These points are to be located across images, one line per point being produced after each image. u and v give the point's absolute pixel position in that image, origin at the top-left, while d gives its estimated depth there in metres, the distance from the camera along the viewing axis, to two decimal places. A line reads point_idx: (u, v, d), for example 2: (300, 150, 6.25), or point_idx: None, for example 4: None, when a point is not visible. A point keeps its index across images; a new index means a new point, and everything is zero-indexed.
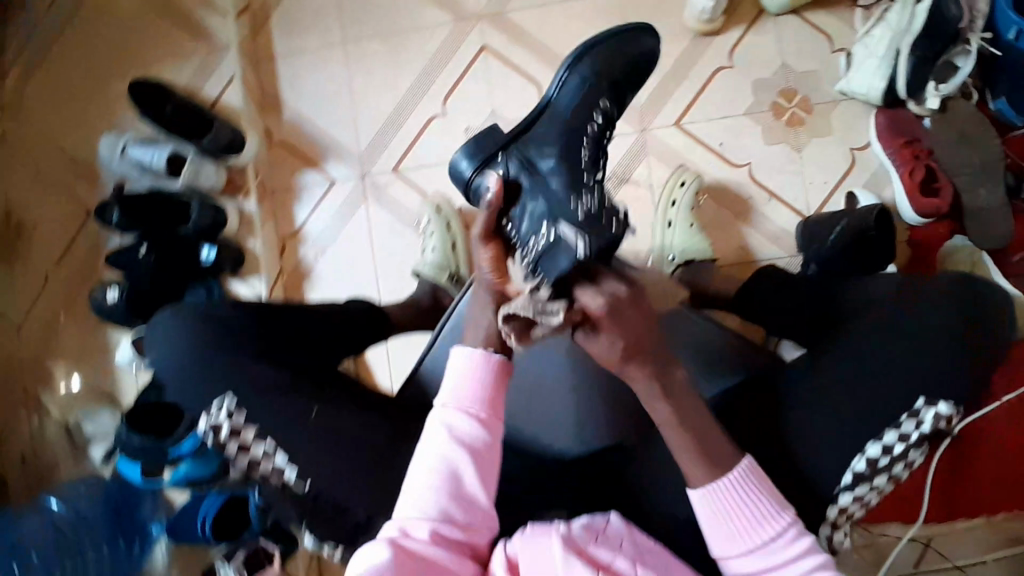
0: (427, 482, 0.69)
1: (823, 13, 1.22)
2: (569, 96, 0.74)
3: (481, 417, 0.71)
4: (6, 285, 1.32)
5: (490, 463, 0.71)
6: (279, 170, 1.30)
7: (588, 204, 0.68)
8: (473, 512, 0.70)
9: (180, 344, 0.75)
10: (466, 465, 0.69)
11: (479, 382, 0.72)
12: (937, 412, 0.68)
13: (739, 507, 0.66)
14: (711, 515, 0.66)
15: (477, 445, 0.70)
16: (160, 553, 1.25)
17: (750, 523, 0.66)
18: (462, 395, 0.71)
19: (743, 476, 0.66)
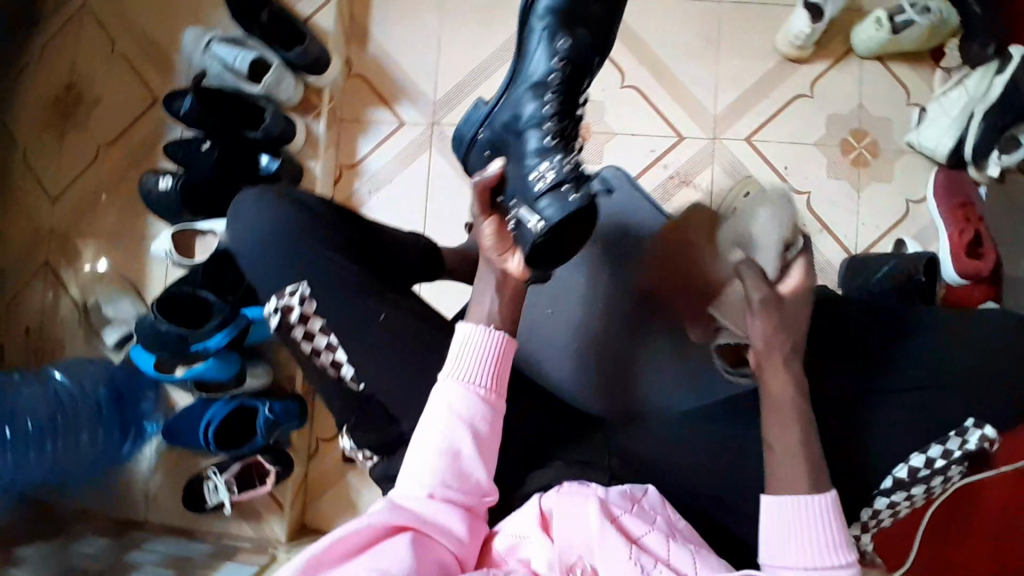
0: (426, 453, 0.67)
1: (908, 66, 1.25)
2: (536, 55, 0.76)
3: (489, 393, 0.69)
4: (54, 153, 1.30)
5: (491, 439, 0.69)
6: (352, 100, 1.32)
7: (546, 176, 0.71)
8: (474, 484, 0.67)
9: (265, 223, 0.76)
10: (465, 442, 0.67)
11: (485, 358, 0.70)
12: (983, 434, 0.73)
13: (813, 532, 0.64)
14: (782, 528, 0.65)
15: (479, 420, 0.68)
16: (148, 454, 1.23)
17: (819, 550, 0.63)
18: (467, 368, 0.69)
19: (825, 505, 0.64)
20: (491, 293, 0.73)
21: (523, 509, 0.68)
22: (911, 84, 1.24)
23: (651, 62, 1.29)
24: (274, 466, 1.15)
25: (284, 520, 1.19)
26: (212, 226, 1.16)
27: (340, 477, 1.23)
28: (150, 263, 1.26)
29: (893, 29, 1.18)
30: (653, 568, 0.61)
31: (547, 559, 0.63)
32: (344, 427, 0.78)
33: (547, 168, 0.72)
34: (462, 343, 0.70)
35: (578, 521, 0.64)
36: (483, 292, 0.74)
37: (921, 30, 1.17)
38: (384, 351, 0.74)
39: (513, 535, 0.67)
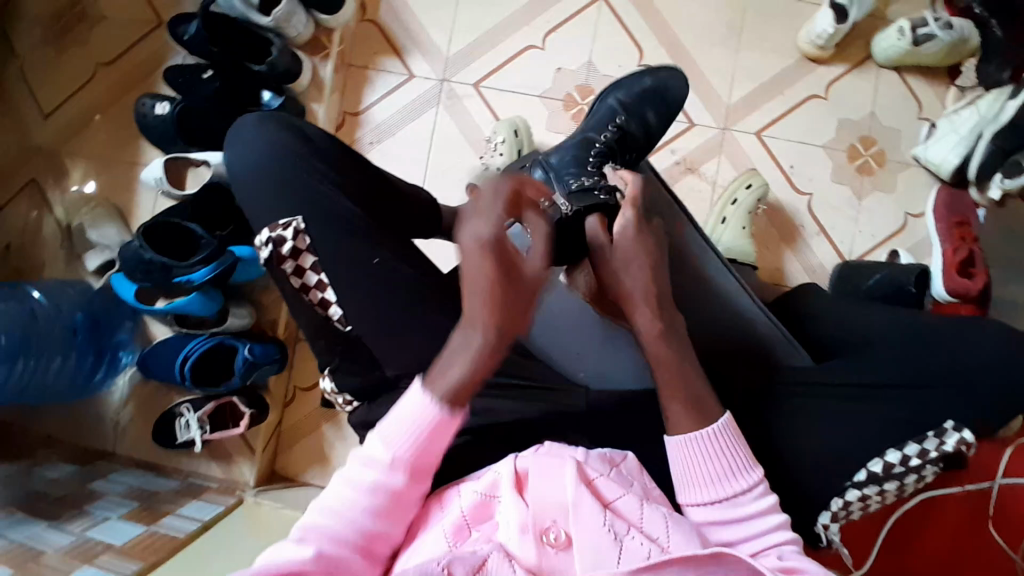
0: (337, 508, 0.62)
1: (924, 81, 1.24)
2: (594, 127, 0.96)
3: (415, 466, 0.64)
4: (49, 67, 1.26)
5: (406, 514, 0.65)
6: (363, 47, 1.31)
7: (583, 182, 0.85)
8: (379, 550, 0.63)
9: (266, 152, 0.78)
10: (383, 509, 0.63)
11: (421, 431, 0.63)
12: (961, 437, 0.74)
13: (713, 459, 0.66)
14: (685, 460, 0.67)
15: (401, 494, 0.64)
16: (121, 383, 1.22)
17: (723, 476, 0.66)
18: (400, 442, 0.63)
19: (720, 434, 0.67)
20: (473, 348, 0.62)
21: (498, 468, 0.67)
22: (924, 98, 1.24)
23: (671, 44, 1.28)
24: (250, 408, 1.14)
25: (254, 464, 1.18)
26: (206, 157, 1.12)
27: (315, 427, 1.22)
28: (140, 191, 1.23)
29: (914, 40, 1.17)
30: (626, 535, 0.62)
31: (519, 522, 0.62)
32: (326, 369, 0.78)
33: (584, 177, 0.86)
34: (407, 406, 0.63)
35: (554, 483, 0.64)
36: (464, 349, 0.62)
37: (941, 44, 1.16)
38: (377, 293, 0.75)
39: (484, 492, 0.66)
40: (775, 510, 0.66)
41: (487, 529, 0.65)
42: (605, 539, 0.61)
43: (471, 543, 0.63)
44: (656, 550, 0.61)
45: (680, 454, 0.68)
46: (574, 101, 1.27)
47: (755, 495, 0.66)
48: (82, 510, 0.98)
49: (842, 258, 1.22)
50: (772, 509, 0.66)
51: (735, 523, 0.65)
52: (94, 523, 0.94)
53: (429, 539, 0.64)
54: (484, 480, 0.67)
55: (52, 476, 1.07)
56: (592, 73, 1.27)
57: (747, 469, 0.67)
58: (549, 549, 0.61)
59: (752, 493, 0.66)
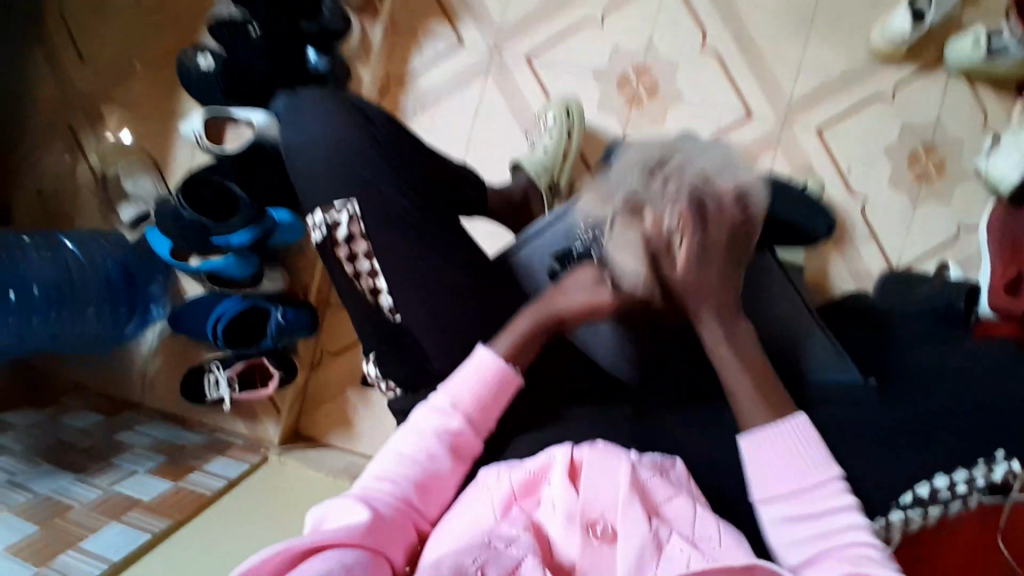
0: (395, 460, 0.65)
1: (995, 93, 1.17)
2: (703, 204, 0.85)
3: (475, 419, 0.69)
4: (92, 6, 1.22)
5: (459, 466, 0.67)
6: (414, 8, 1.27)
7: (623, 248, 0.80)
8: (428, 508, 0.64)
9: (323, 128, 0.76)
10: (442, 455, 0.66)
11: (481, 383, 0.69)
12: (1010, 467, 0.68)
13: (790, 452, 0.63)
14: (760, 462, 0.63)
15: (458, 443, 0.68)
16: (150, 335, 1.22)
17: (799, 471, 0.62)
18: (461, 389, 0.69)
19: (796, 426, 0.63)
20: (479, 381, 0.69)
21: (554, 452, 0.67)
22: (991, 108, 1.17)
23: (735, 30, 1.22)
24: (278, 371, 1.13)
25: (280, 423, 1.19)
26: (247, 116, 1.06)
27: (338, 391, 1.22)
28: (178, 142, 1.19)
29: (988, 51, 1.10)
30: (667, 541, 0.60)
31: (567, 510, 0.62)
32: (371, 353, 0.78)
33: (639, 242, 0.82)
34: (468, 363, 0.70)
35: (607, 478, 0.63)
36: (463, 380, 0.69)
37: (1012, 60, 1.09)
38: (425, 282, 0.73)
39: (534, 471, 0.66)
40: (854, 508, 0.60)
41: (529, 507, 0.65)
42: (647, 543, 0.59)
43: (512, 521, 0.62)
44: (697, 559, 0.58)
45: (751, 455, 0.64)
46: (628, 81, 1.23)
47: (832, 492, 0.61)
48: (110, 462, 0.99)
49: (890, 267, 1.19)
50: (850, 509, 0.60)
51: (811, 518, 0.60)
52: (122, 477, 0.95)
53: (474, 514, 0.63)
54: (537, 460, 0.67)
55: (79, 425, 1.08)
56: (650, 52, 1.22)
57: (824, 465, 0.62)
58: (594, 542, 0.61)
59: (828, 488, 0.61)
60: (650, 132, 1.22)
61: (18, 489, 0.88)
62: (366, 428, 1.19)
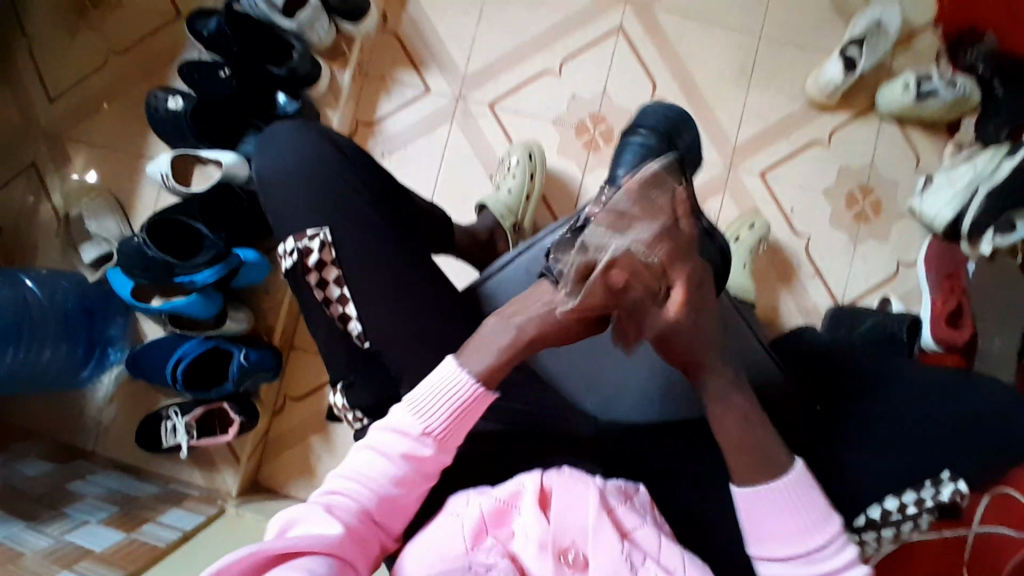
0: (356, 476, 0.61)
1: (924, 135, 1.28)
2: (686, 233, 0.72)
3: (443, 440, 0.63)
4: (62, 51, 1.24)
5: (422, 488, 0.63)
6: (383, 58, 1.32)
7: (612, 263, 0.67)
8: (395, 525, 0.62)
9: (296, 159, 0.79)
10: (406, 473, 0.62)
11: (450, 409, 0.62)
12: (956, 487, 0.74)
13: (790, 509, 0.62)
14: (759, 513, 0.63)
15: (423, 465, 0.62)
16: (106, 381, 1.17)
17: (799, 530, 0.62)
18: (434, 415, 0.62)
19: (795, 482, 0.63)
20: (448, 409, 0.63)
21: (523, 479, 0.66)
22: (922, 151, 1.28)
23: (685, 80, 1.31)
24: (239, 416, 1.11)
25: (238, 473, 1.15)
26: (217, 157, 1.09)
27: (301, 439, 1.20)
28: (144, 183, 1.20)
29: (917, 96, 1.22)
30: (641, 566, 0.61)
31: (539, 539, 0.62)
32: (339, 383, 0.77)
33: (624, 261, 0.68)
34: (432, 389, 0.63)
35: (578, 505, 0.64)
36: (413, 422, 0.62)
37: (942, 101, 1.22)
38: (394, 313, 0.75)
39: (503, 499, 0.65)
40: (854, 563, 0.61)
41: (503, 536, 0.64)
42: (621, 567, 0.61)
43: (487, 549, 0.62)
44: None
45: (748, 514, 0.64)
46: (586, 128, 1.30)
47: (835, 549, 0.62)
48: (60, 511, 0.94)
49: (835, 301, 1.26)
50: (850, 564, 0.61)
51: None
52: (72, 527, 0.91)
53: (445, 543, 0.62)
54: (506, 486, 0.66)
55: (27, 473, 1.03)
56: (606, 102, 1.30)
57: (825, 518, 0.63)
58: (566, 570, 0.61)
59: (828, 547, 0.62)
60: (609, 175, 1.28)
61: None
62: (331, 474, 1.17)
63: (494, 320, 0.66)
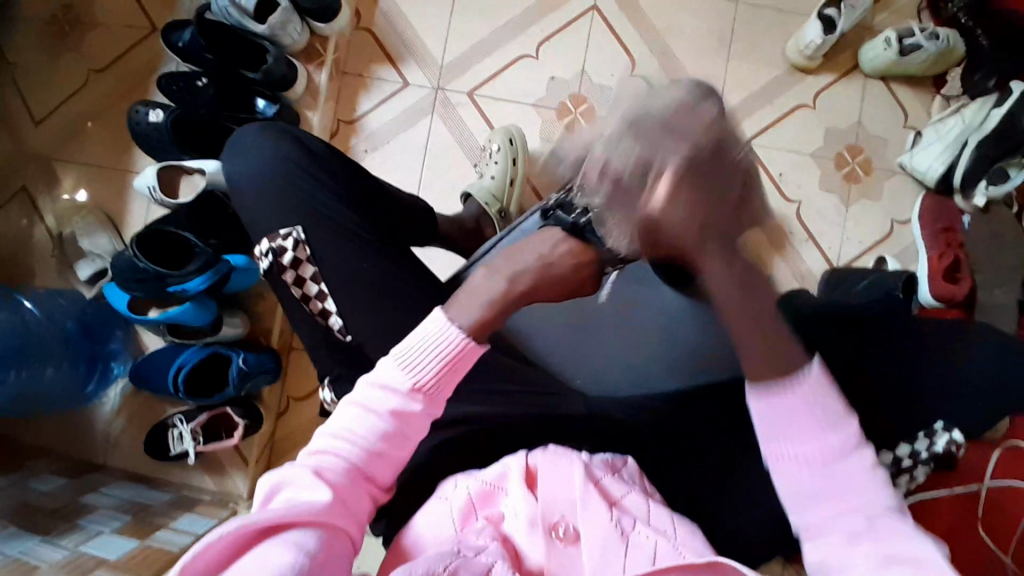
0: (343, 434, 0.60)
1: (911, 90, 1.26)
2: None
3: (433, 395, 0.62)
4: (43, 74, 1.25)
5: (412, 440, 0.63)
6: (359, 55, 1.33)
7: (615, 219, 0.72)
8: (384, 477, 0.62)
9: (266, 163, 0.80)
10: (395, 427, 0.61)
11: (440, 361, 0.61)
12: (951, 438, 0.82)
13: (804, 416, 0.58)
14: (771, 421, 0.59)
15: (411, 421, 0.61)
16: (111, 395, 1.20)
17: (811, 426, 0.58)
18: (423, 369, 0.61)
19: (814, 386, 0.59)
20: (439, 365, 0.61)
21: (509, 461, 0.67)
22: (910, 106, 1.26)
23: (663, 53, 1.30)
24: (243, 419, 1.13)
25: (247, 475, 1.18)
26: (201, 165, 1.10)
27: (307, 438, 1.21)
28: (132, 198, 1.21)
29: (901, 50, 1.19)
30: (632, 529, 0.62)
31: (528, 517, 0.63)
32: (326, 379, 0.80)
33: None
34: (427, 334, 0.62)
35: (564, 480, 0.64)
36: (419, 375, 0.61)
37: (928, 54, 1.18)
38: (375, 305, 0.75)
39: (491, 481, 0.66)
40: (870, 467, 0.58)
41: (493, 516, 0.65)
42: (613, 534, 0.61)
43: (475, 530, 0.63)
44: (664, 544, 0.61)
45: (764, 412, 0.60)
46: (567, 109, 1.29)
47: (847, 451, 0.58)
48: (74, 523, 0.97)
49: (830, 265, 1.25)
50: (865, 468, 0.58)
51: (824, 478, 0.58)
52: (89, 537, 0.93)
53: (434, 528, 0.64)
54: (493, 469, 0.68)
55: (42, 488, 1.05)
56: (585, 82, 1.30)
57: (841, 425, 0.59)
58: (558, 544, 0.62)
59: (845, 449, 0.58)
60: None
61: None
62: None
63: (481, 275, 0.67)
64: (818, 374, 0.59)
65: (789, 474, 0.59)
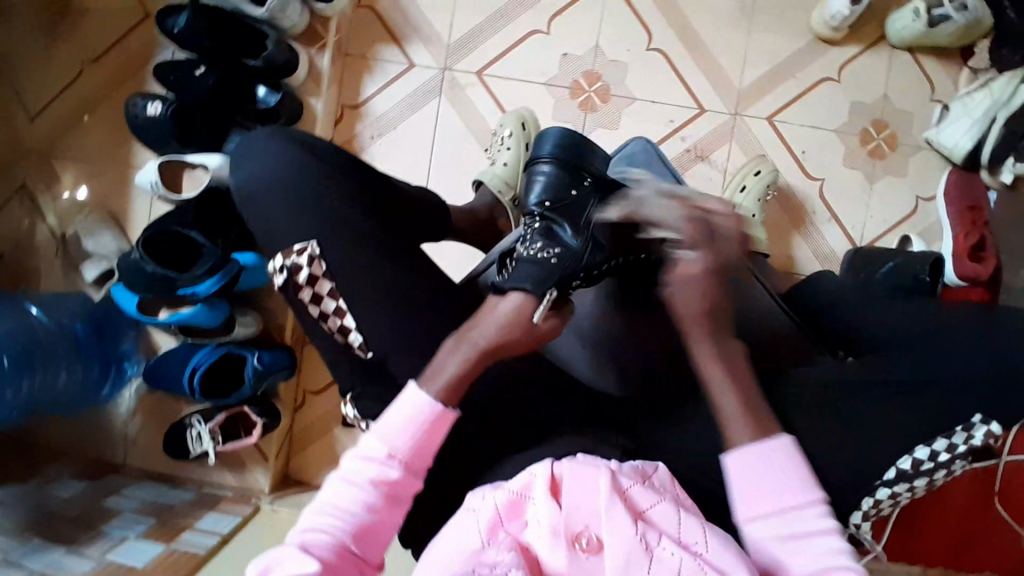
0: (329, 509, 0.61)
1: (939, 61, 1.21)
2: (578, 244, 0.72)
3: (414, 465, 0.64)
4: (34, 66, 1.20)
5: (398, 513, 0.63)
6: (361, 35, 1.26)
7: (535, 247, 0.72)
8: (371, 552, 0.62)
9: (278, 167, 0.77)
10: (381, 502, 0.62)
11: (415, 429, 0.63)
12: (989, 430, 0.67)
13: (772, 473, 0.62)
14: (746, 480, 0.62)
15: (397, 492, 0.63)
16: (127, 396, 1.19)
17: (778, 492, 0.61)
18: (399, 437, 0.63)
19: (780, 450, 0.62)
20: (405, 417, 0.64)
21: (535, 469, 0.65)
22: (937, 78, 1.21)
23: (681, 26, 1.24)
24: (261, 418, 1.11)
25: (268, 470, 1.17)
26: (204, 160, 1.07)
27: (325, 430, 1.21)
28: (134, 194, 1.17)
29: (929, 22, 1.13)
30: (656, 545, 0.60)
31: (551, 527, 0.60)
32: (349, 395, 0.77)
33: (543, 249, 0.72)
34: (399, 406, 0.64)
35: (588, 491, 0.62)
36: (398, 417, 0.64)
37: (955, 27, 1.11)
38: (398, 318, 0.73)
39: (517, 491, 0.63)
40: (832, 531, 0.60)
41: (516, 528, 0.62)
42: (636, 548, 0.59)
43: (498, 544, 0.60)
44: (688, 561, 0.59)
45: (737, 470, 0.63)
46: (581, 88, 1.24)
47: (813, 514, 0.61)
48: (99, 530, 0.96)
49: (853, 244, 1.22)
50: (829, 533, 0.60)
51: (792, 541, 0.60)
52: (113, 545, 0.92)
53: (458, 539, 0.61)
54: (518, 479, 0.65)
55: (64, 493, 1.05)
56: (600, 58, 1.24)
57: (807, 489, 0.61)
58: (580, 555, 0.60)
59: (810, 511, 0.61)
60: (609, 136, 1.23)
61: (13, 566, 0.84)
62: None
63: (452, 339, 0.67)
64: (788, 442, 0.63)
65: (763, 536, 0.61)
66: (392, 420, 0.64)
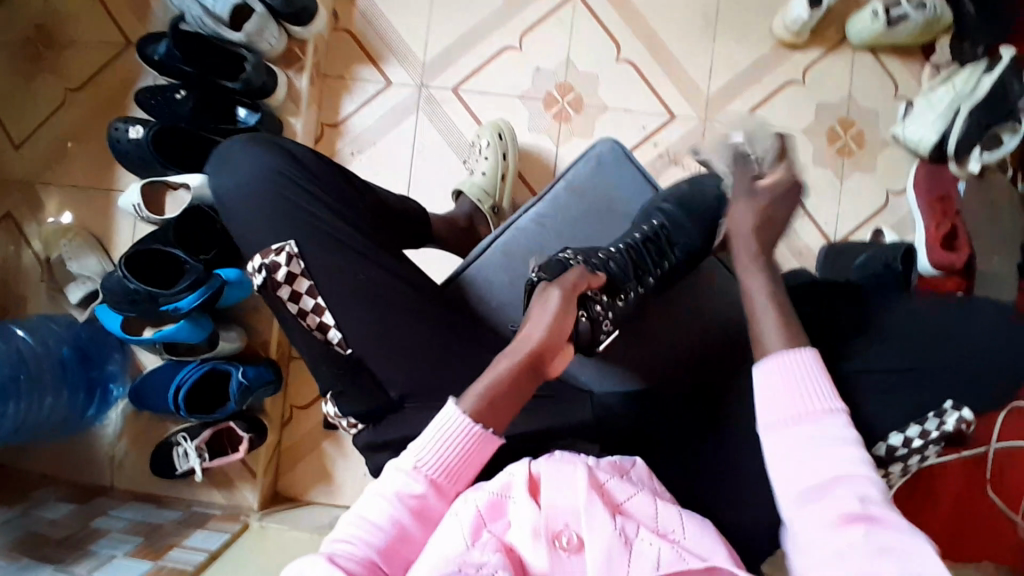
0: (357, 522, 0.58)
1: (900, 60, 1.25)
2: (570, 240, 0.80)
3: (446, 483, 0.61)
4: (20, 97, 1.23)
5: (427, 533, 0.60)
6: (340, 57, 1.30)
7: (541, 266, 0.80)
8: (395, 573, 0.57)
9: (252, 173, 0.79)
10: (409, 519, 0.59)
11: (449, 443, 0.61)
12: (960, 416, 0.72)
13: (798, 383, 0.61)
14: (773, 390, 0.61)
15: (424, 509, 0.60)
16: (113, 418, 1.19)
17: (799, 397, 0.60)
18: (431, 452, 0.61)
19: (805, 362, 0.62)
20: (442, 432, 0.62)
21: (512, 469, 0.64)
22: (899, 77, 1.25)
23: (648, 36, 1.28)
24: (247, 432, 1.11)
25: (256, 488, 1.17)
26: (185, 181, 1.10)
27: (314, 446, 1.21)
28: (119, 217, 1.19)
29: (888, 20, 1.17)
30: (635, 537, 0.60)
31: (533, 527, 0.59)
32: (329, 393, 0.77)
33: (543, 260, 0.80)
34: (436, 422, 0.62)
35: (568, 488, 0.61)
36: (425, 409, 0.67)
37: (913, 25, 1.17)
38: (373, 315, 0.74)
39: (496, 492, 0.62)
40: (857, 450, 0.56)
41: (499, 529, 0.60)
42: (615, 540, 0.59)
43: (482, 545, 0.57)
44: (667, 551, 0.59)
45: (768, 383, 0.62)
46: (554, 100, 1.27)
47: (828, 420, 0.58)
48: (86, 549, 0.96)
49: (828, 240, 1.24)
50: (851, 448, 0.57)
51: (816, 454, 0.57)
52: (101, 563, 0.91)
53: (438, 544, 0.58)
54: (496, 482, 0.63)
55: (50, 515, 1.04)
56: (571, 70, 1.28)
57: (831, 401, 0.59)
58: (563, 554, 0.58)
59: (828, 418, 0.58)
60: (583, 144, 1.26)
61: None
62: (347, 480, 1.19)
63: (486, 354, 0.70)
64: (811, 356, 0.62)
65: (803, 486, 0.56)
66: (430, 436, 0.61)
